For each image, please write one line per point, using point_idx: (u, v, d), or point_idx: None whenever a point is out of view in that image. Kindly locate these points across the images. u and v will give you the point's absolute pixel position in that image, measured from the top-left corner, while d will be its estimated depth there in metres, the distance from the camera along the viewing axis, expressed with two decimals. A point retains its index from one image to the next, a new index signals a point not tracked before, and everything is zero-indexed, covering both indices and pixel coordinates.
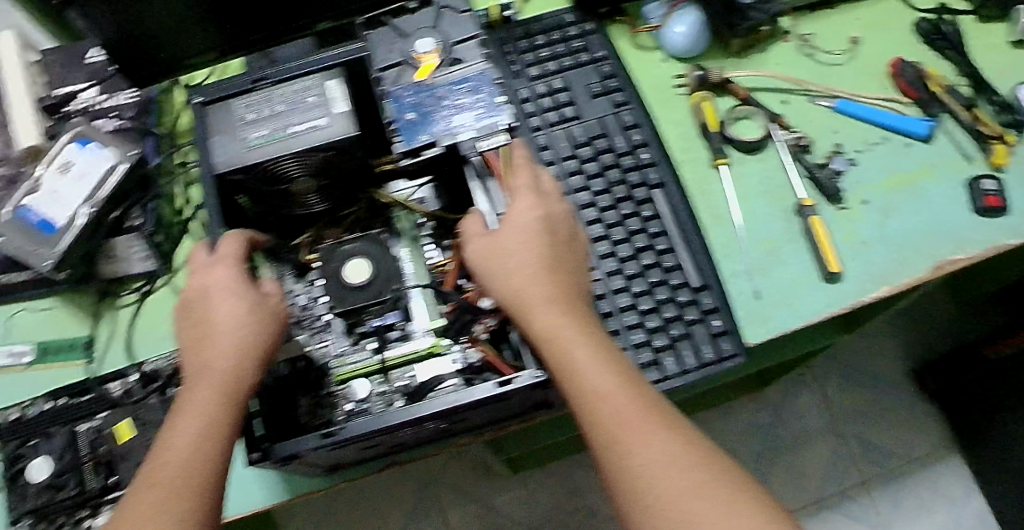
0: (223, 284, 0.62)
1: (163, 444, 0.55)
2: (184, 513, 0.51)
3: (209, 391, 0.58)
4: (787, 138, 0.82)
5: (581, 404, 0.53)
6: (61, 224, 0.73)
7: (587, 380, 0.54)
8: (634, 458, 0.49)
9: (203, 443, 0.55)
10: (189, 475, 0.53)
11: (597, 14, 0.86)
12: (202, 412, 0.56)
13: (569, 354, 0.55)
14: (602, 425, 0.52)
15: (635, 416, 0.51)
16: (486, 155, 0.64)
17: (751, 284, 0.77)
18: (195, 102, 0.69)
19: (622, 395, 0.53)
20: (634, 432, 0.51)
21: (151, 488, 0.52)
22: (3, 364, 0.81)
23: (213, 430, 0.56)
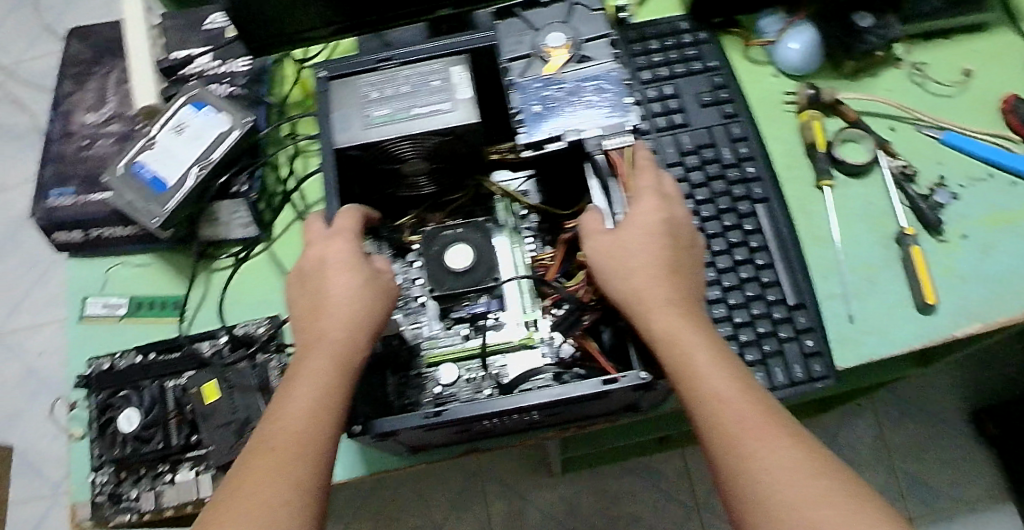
0: (339, 255, 0.63)
1: (281, 408, 0.57)
2: (299, 477, 0.53)
3: (323, 359, 0.59)
4: (893, 164, 0.81)
5: (699, 408, 0.53)
6: (170, 183, 0.76)
7: (706, 383, 0.54)
8: (757, 462, 0.49)
9: (317, 411, 0.56)
10: (304, 441, 0.55)
11: (710, 24, 0.87)
12: (318, 380, 0.58)
13: (688, 357, 0.55)
14: (721, 426, 0.51)
15: (756, 422, 0.51)
16: (610, 154, 0.64)
17: (845, 307, 0.77)
18: (320, 76, 0.70)
19: (742, 400, 0.52)
20: (755, 437, 0.50)
21: (269, 450, 0.54)
22: (99, 314, 0.84)
23: (328, 399, 0.57)
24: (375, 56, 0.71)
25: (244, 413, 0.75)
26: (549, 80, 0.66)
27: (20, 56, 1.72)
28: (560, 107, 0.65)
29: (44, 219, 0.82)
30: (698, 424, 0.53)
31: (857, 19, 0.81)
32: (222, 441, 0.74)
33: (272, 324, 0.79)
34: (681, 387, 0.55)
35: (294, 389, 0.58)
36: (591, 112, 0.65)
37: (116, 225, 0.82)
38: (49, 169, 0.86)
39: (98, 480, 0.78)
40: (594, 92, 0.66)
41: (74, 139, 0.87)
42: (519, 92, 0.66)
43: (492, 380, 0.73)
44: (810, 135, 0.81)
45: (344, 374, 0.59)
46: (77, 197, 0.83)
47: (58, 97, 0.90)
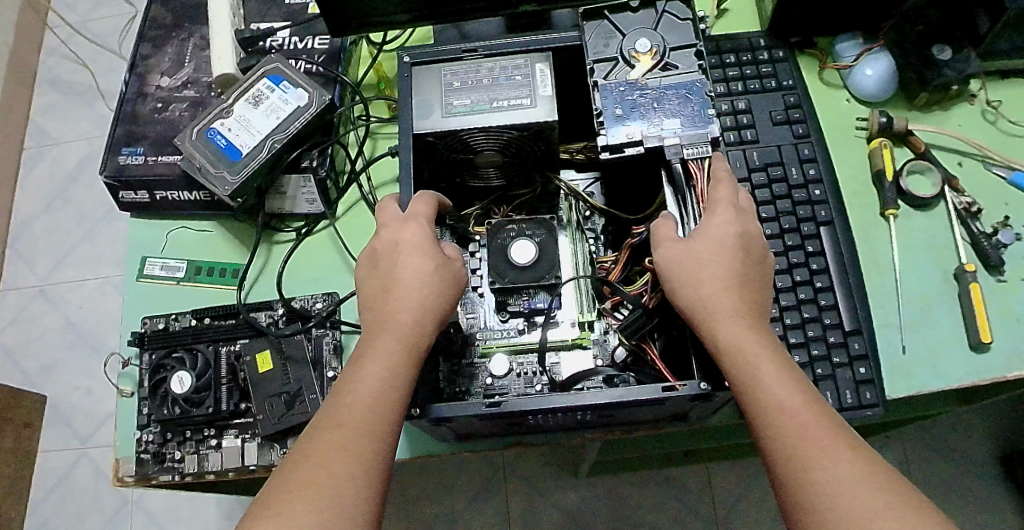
0: (413, 240, 0.64)
1: (346, 387, 0.58)
2: (367, 456, 0.53)
3: (393, 342, 0.60)
4: (958, 201, 0.80)
5: (762, 421, 0.53)
6: (244, 153, 0.78)
7: (770, 397, 0.53)
8: (818, 478, 0.48)
9: (385, 392, 0.57)
10: (372, 421, 0.55)
11: (788, 43, 0.88)
12: (384, 362, 0.58)
13: (754, 370, 0.54)
14: (782, 440, 0.51)
15: (821, 436, 0.50)
16: (688, 165, 0.63)
17: (899, 338, 0.77)
18: (403, 61, 0.71)
19: (807, 416, 0.52)
20: (817, 452, 0.49)
21: (338, 427, 0.54)
22: (158, 275, 0.85)
23: (394, 381, 0.58)
24: (460, 47, 0.72)
25: (296, 385, 0.76)
26: (634, 85, 0.65)
27: (86, 16, 1.80)
28: (642, 112, 0.64)
29: (113, 177, 0.84)
30: (760, 436, 0.53)
31: (936, 51, 0.81)
32: (270, 411, 0.75)
33: (328, 301, 0.80)
34: (745, 400, 0.55)
35: (363, 367, 0.58)
36: (673, 119, 0.64)
37: (183, 189, 0.84)
38: (120, 128, 0.87)
39: (143, 438, 0.78)
40: (677, 99, 0.65)
41: (149, 101, 0.89)
42: (602, 94, 0.66)
43: (543, 375, 0.74)
44: (880, 162, 0.81)
45: (413, 359, 0.59)
46: (146, 158, 0.85)
47: (135, 58, 0.91)
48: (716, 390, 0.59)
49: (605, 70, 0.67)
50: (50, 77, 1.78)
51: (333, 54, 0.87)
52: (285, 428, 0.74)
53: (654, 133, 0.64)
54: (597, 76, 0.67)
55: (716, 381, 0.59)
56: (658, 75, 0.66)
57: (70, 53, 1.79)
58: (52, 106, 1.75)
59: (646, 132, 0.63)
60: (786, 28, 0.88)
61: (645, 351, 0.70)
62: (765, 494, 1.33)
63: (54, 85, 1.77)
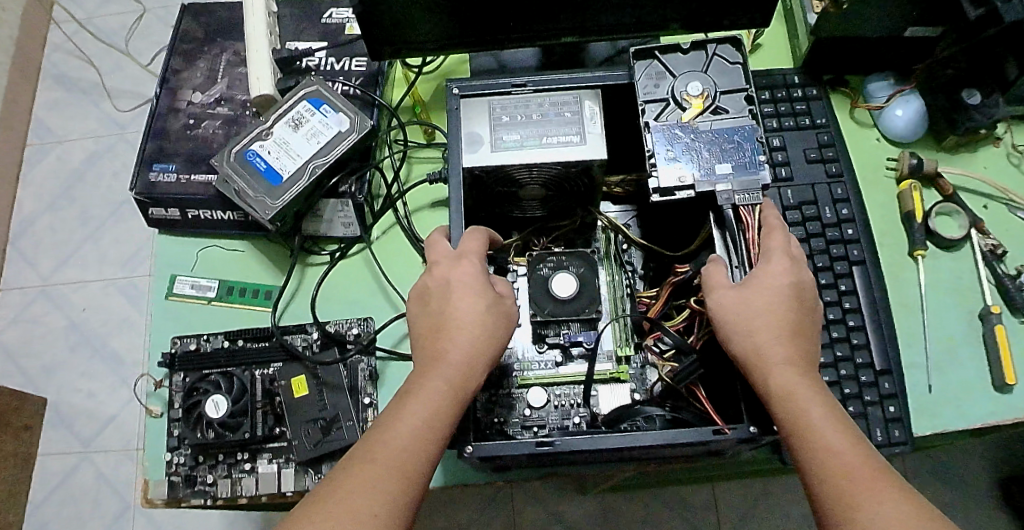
0: (466, 278, 0.64)
1: (389, 422, 0.58)
2: (394, 495, 0.53)
3: (439, 381, 0.60)
4: (983, 243, 0.83)
5: (811, 464, 0.53)
6: (284, 177, 0.77)
7: (819, 439, 0.54)
8: (866, 517, 0.48)
9: (423, 432, 0.57)
10: (404, 459, 0.55)
11: (821, 80, 0.90)
12: (428, 401, 0.59)
13: (802, 414, 0.55)
14: (833, 484, 0.51)
15: (869, 479, 0.50)
16: (739, 210, 0.64)
17: (926, 377, 0.78)
18: (452, 93, 0.72)
19: (856, 458, 0.52)
20: (865, 492, 0.50)
21: (373, 460, 0.55)
22: (187, 294, 0.84)
23: (436, 421, 0.58)
24: (510, 80, 0.72)
25: (332, 411, 0.77)
26: (685, 127, 0.66)
27: (94, 12, 1.76)
28: (694, 154, 0.65)
29: (145, 194, 0.83)
30: (809, 480, 0.53)
31: (965, 95, 0.83)
32: (306, 437, 0.75)
33: (364, 328, 0.80)
34: (794, 444, 0.55)
35: (406, 403, 0.59)
36: (725, 163, 0.65)
37: (217, 209, 0.83)
38: (152, 143, 0.86)
39: (173, 460, 0.77)
40: (729, 144, 0.65)
41: (180, 116, 0.88)
42: (654, 136, 0.66)
43: (581, 408, 0.74)
44: (910, 204, 0.83)
45: (458, 402, 0.60)
46: (179, 175, 0.84)
47: (166, 72, 0.90)
48: (766, 434, 0.61)
49: (656, 110, 0.68)
50: (54, 73, 1.74)
51: (370, 77, 0.88)
52: (322, 454, 0.75)
53: (705, 177, 0.64)
54: (648, 117, 0.68)
55: (765, 425, 0.61)
56: (710, 118, 0.66)
57: (76, 49, 1.76)
58: (56, 103, 1.72)
59: (699, 176, 0.64)
60: (819, 67, 0.89)
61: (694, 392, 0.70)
62: (769, 513, 1.35)
63: (59, 81, 1.74)
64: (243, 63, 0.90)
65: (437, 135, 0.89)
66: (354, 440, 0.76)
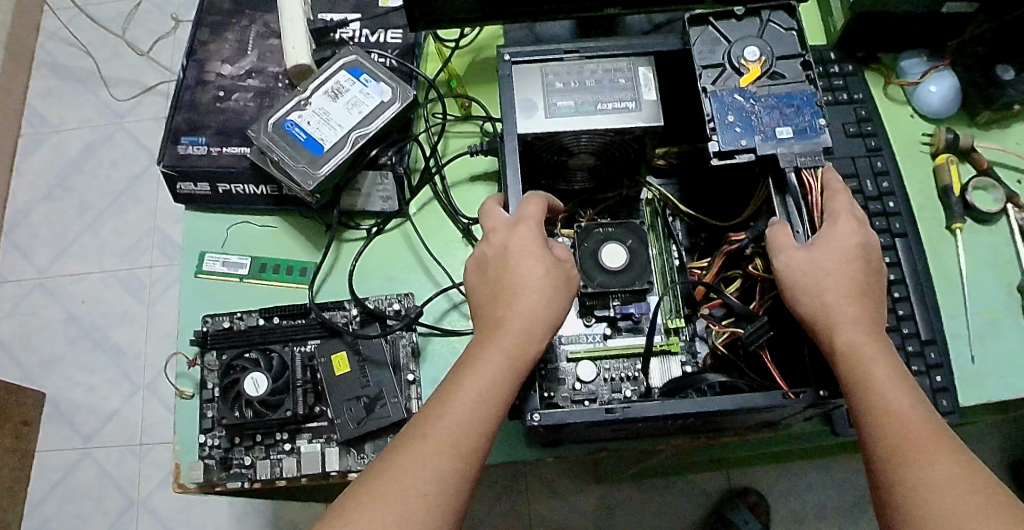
0: (524, 245, 0.63)
1: (445, 392, 0.57)
2: (444, 473, 0.52)
3: (497, 350, 0.58)
4: (1019, 217, 0.84)
5: (869, 420, 0.55)
6: (326, 147, 0.75)
7: (879, 398, 0.55)
8: (916, 473, 0.50)
9: (479, 406, 0.55)
10: (456, 435, 0.54)
11: (854, 57, 0.91)
12: (485, 372, 0.57)
13: (866, 373, 0.56)
14: (889, 442, 0.52)
15: (925, 439, 0.52)
16: (802, 173, 0.65)
17: (968, 348, 0.78)
18: (503, 60, 0.70)
19: (915, 420, 0.53)
20: (916, 451, 0.51)
21: (427, 436, 0.53)
22: (219, 272, 0.82)
23: (492, 392, 0.56)
24: (563, 47, 0.71)
25: (375, 389, 0.74)
26: (744, 92, 0.67)
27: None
28: (754, 119, 0.66)
29: (175, 167, 0.80)
30: (863, 437, 0.55)
31: (999, 71, 0.83)
32: (348, 415, 0.74)
33: (406, 303, 0.78)
34: (854, 402, 0.56)
35: (461, 375, 0.57)
36: (786, 127, 0.66)
37: (251, 182, 0.81)
38: (180, 116, 0.83)
39: (208, 442, 0.75)
40: (789, 109, 0.66)
41: (209, 89, 0.85)
42: (713, 100, 0.67)
43: (633, 382, 0.73)
44: (947, 179, 0.84)
45: (516, 374, 0.57)
46: (209, 148, 0.81)
47: (193, 43, 0.88)
48: (834, 397, 0.60)
49: (713, 75, 0.69)
50: (49, 61, 1.66)
51: (406, 49, 0.86)
52: (365, 432, 0.73)
53: (766, 141, 0.65)
54: (705, 82, 0.69)
55: (833, 388, 0.61)
56: (767, 83, 0.68)
57: (71, 36, 1.68)
58: (51, 91, 1.64)
59: (759, 141, 0.65)
60: (853, 43, 0.90)
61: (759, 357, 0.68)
62: (795, 501, 1.31)
63: (54, 69, 1.65)
64: (273, 35, 0.88)
65: (473, 109, 0.87)
66: (398, 417, 0.74)
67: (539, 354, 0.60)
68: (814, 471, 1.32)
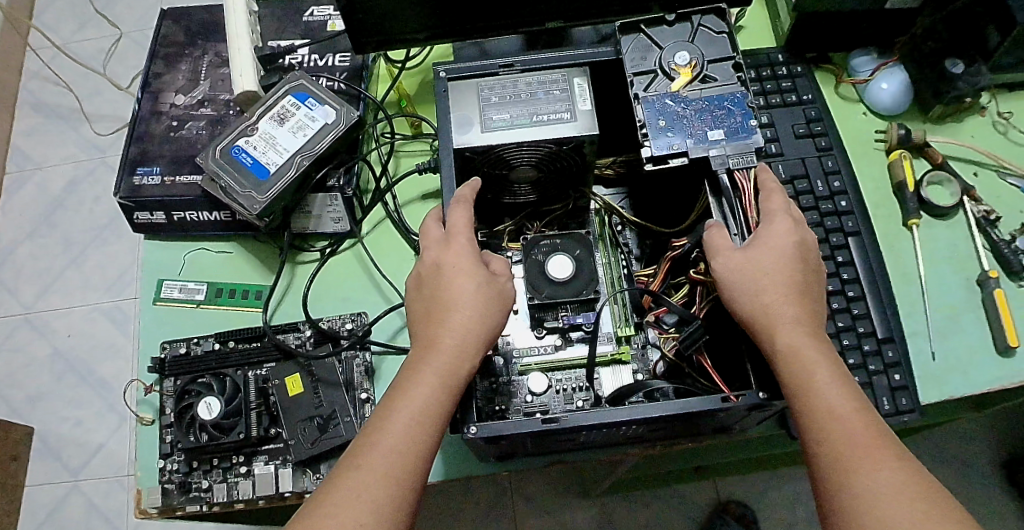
0: (458, 261, 0.64)
1: (381, 417, 0.57)
2: (381, 501, 0.52)
3: (430, 371, 0.58)
4: (976, 210, 0.82)
5: (810, 422, 0.54)
6: (272, 171, 0.76)
7: (821, 402, 0.54)
8: (860, 479, 0.49)
9: (415, 429, 0.56)
10: (393, 461, 0.54)
11: (805, 59, 0.91)
12: (418, 394, 0.57)
13: (806, 373, 0.56)
14: (829, 445, 0.52)
15: (866, 440, 0.51)
16: (734, 174, 0.65)
17: (928, 345, 0.77)
18: (439, 77, 0.71)
19: (854, 421, 0.53)
20: (861, 456, 0.50)
21: (364, 465, 0.53)
22: (176, 298, 0.83)
23: (427, 414, 0.56)
24: (497, 61, 0.72)
25: (329, 408, 0.75)
26: (676, 96, 0.68)
27: (71, 38, 1.73)
28: (685, 122, 0.66)
29: (129, 198, 0.81)
30: (805, 440, 0.54)
31: (950, 66, 0.83)
32: (302, 436, 0.74)
33: (358, 322, 0.78)
34: (795, 404, 0.56)
35: (397, 399, 0.57)
36: (716, 130, 0.66)
37: (204, 209, 0.82)
38: (134, 147, 0.85)
39: (167, 467, 0.75)
40: (720, 110, 0.67)
41: (163, 119, 0.87)
42: (644, 106, 0.68)
43: (584, 391, 0.73)
44: (901, 175, 0.83)
45: (450, 392, 0.58)
46: (163, 178, 0.83)
47: (148, 76, 0.90)
48: (775, 399, 0.59)
49: (645, 82, 0.69)
50: (32, 99, 1.69)
51: (353, 71, 0.87)
52: (320, 452, 0.73)
53: (697, 143, 0.66)
54: (637, 89, 0.69)
55: (774, 390, 0.60)
56: (700, 87, 0.68)
57: (54, 76, 1.71)
58: (35, 130, 1.67)
59: (690, 144, 0.66)
60: (802, 45, 0.90)
61: (702, 363, 0.69)
62: (784, 507, 1.28)
63: (37, 108, 1.68)
64: (224, 64, 0.90)
65: (423, 127, 0.88)
66: (352, 436, 0.74)
67: (475, 369, 0.61)
68: (804, 476, 1.29)
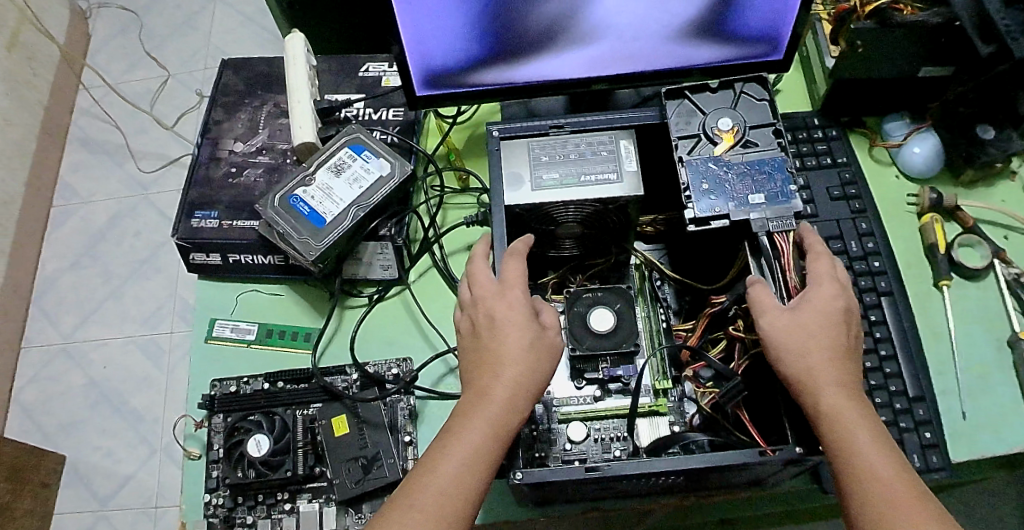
0: (511, 312, 0.66)
1: (434, 460, 0.59)
2: None
3: (480, 419, 0.60)
4: (1007, 272, 0.84)
5: (852, 482, 0.55)
6: (328, 220, 0.80)
7: (862, 461, 0.55)
8: None
9: (465, 475, 0.57)
10: (442, 506, 0.56)
11: (839, 122, 0.94)
12: (469, 441, 0.59)
13: (848, 434, 0.57)
14: (870, 505, 0.53)
15: (906, 502, 0.53)
16: (774, 236, 0.68)
17: (959, 403, 0.78)
18: (492, 135, 0.75)
19: (895, 482, 0.54)
20: (901, 517, 0.52)
21: (416, 506, 0.55)
22: (227, 337, 0.87)
23: (477, 461, 0.58)
24: (548, 123, 0.76)
25: (373, 449, 0.77)
26: (718, 161, 0.71)
27: (121, 78, 1.82)
28: (727, 184, 0.69)
29: (188, 239, 0.85)
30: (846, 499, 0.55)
31: (981, 131, 0.86)
32: (347, 475, 0.76)
33: (404, 368, 0.81)
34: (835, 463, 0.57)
35: (449, 444, 0.59)
36: (758, 194, 0.69)
37: (259, 253, 0.86)
38: (195, 191, 0.90)
39: (212, 501, 0.78)
40: (761, 175, 0.70)
41: (222, 165, 0.92)
42: (688, 169, 0.71)
43: (622, 441, 0.75)
44: (932, 236, 0.85)
45: (499, 442, 0.59)
46: (221, 221, 0.87)
47: (209, 123, 0.95)
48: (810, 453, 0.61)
49: (689, 146, 0.73)
50: (81, 135, 1.77)
51: (405, 126, 0.92)
52: (363, 492, 0.75)
53: (739, 206, 0.68)
54: (682, 152, 0.72)
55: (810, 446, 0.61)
56: (741, 152, 0.71)
57: (104, 112, 1.79)
58: (82, 164, 1.74)
59: (732, 207, 0.68)
60: (836, 109, 0.94)
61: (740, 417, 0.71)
62: None
63: (85, 143, 1.76)
64: (282, 115, 0.95)
65: (471, 180, 0.92)
66: (395, 478, 0.76)
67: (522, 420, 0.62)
68: None
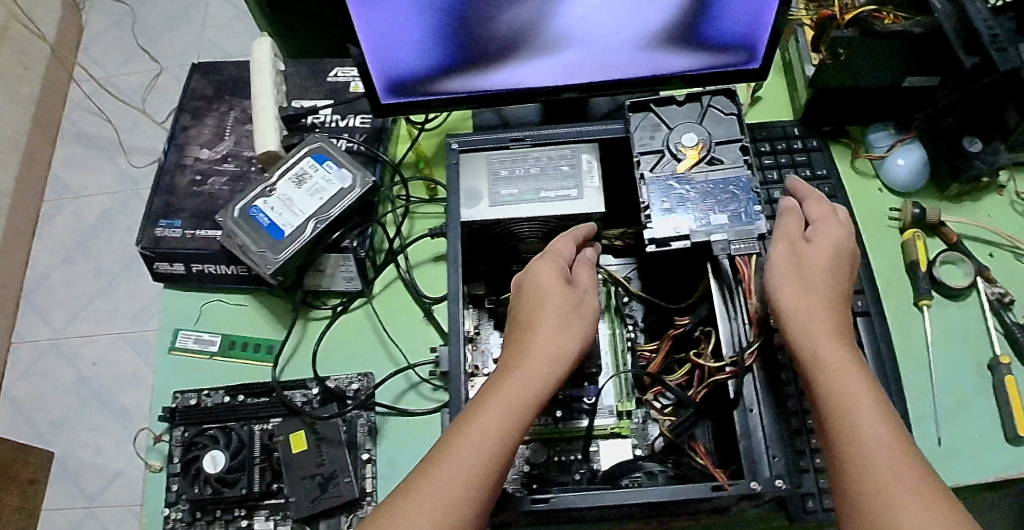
0: (544, 284, 0.61)
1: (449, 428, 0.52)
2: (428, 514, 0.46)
3: (502, 387, 0.54)
4: (990, 291, 0.82)
5: (849, 450, 0.48)
6: (288, 232, 0.79)
7: (858, 428, 0.48)
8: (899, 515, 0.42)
9: (479, 445, 0.50)
10: (448, 474, 0.48)
11: (821, 132, 0.91)
12: (484, 408, 0.52)
13: (848, 398, 0.50)
14: (865, 474, 0.45)
15: (911, 475, 0.44)
16: (736, 259, 0.65)
17: (935, 429, 0.76)
18: (451, 148, 0.73)
19: (896, 453, 0.46)
20: (901, 489, 0.44)
21: (423, 476, 0.48)
22: (191, 348, 0.86)
23: (494, 429, 0.51)
24: (509, 135, 0.74)
25: (330, 467, 0.75)
26: (680, 179, 0.68)
27: (113, 71, 1.80)
28: (688, 204, 0.67)
29: (151, 249, 0.84)
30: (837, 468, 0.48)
31: (965, 143, 0.83)
32: (303, 494, 0.74)
33: (364, 383, 0.80)
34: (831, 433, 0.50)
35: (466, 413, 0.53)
36: (720, 214, 0.67)
37: (222, 263, 0.84)
38: (160, 200, 0.88)
39: (172, 516, 0.77)
40: (725, 195, 0.68)
41: (188, 172, 0.90)
42: (650, 187, 0.68)
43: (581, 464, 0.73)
44: (914, 254, 0.82)
45: (519, 414, 0.52)
46: (184, 230, 0.85)
47: (176, 129, 0.94)
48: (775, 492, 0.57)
49: (652, 162, 0.70)
50: (74, 130, 1.76)
51: (372, 133, 0.90)
52: (319, 512, 0.74)
53: (700, 227, 0.66)
54: (644, 168, 0.70)
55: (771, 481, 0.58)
56: (706, 170, 0.69)
57: (94, 108, 1.78)
58: (73, 160, 1.73)
59: (693, 228, 0.66)
60: (818, 118, 0.90)
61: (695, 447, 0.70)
62: None
63: (78, 138, 1.75)
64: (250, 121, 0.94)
65: (439, 190, 0.91)
66: (351, 496, 0.74)
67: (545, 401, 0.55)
68: None
